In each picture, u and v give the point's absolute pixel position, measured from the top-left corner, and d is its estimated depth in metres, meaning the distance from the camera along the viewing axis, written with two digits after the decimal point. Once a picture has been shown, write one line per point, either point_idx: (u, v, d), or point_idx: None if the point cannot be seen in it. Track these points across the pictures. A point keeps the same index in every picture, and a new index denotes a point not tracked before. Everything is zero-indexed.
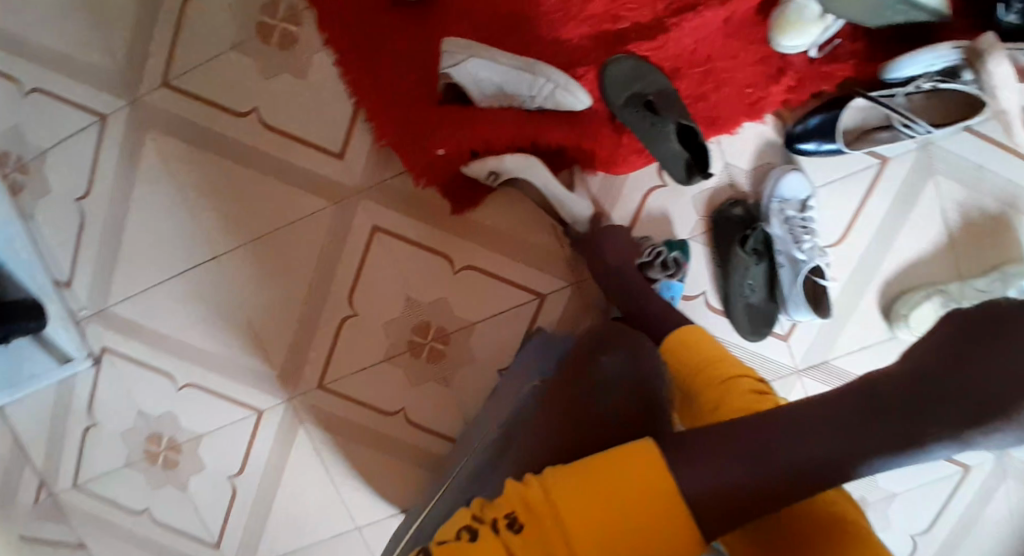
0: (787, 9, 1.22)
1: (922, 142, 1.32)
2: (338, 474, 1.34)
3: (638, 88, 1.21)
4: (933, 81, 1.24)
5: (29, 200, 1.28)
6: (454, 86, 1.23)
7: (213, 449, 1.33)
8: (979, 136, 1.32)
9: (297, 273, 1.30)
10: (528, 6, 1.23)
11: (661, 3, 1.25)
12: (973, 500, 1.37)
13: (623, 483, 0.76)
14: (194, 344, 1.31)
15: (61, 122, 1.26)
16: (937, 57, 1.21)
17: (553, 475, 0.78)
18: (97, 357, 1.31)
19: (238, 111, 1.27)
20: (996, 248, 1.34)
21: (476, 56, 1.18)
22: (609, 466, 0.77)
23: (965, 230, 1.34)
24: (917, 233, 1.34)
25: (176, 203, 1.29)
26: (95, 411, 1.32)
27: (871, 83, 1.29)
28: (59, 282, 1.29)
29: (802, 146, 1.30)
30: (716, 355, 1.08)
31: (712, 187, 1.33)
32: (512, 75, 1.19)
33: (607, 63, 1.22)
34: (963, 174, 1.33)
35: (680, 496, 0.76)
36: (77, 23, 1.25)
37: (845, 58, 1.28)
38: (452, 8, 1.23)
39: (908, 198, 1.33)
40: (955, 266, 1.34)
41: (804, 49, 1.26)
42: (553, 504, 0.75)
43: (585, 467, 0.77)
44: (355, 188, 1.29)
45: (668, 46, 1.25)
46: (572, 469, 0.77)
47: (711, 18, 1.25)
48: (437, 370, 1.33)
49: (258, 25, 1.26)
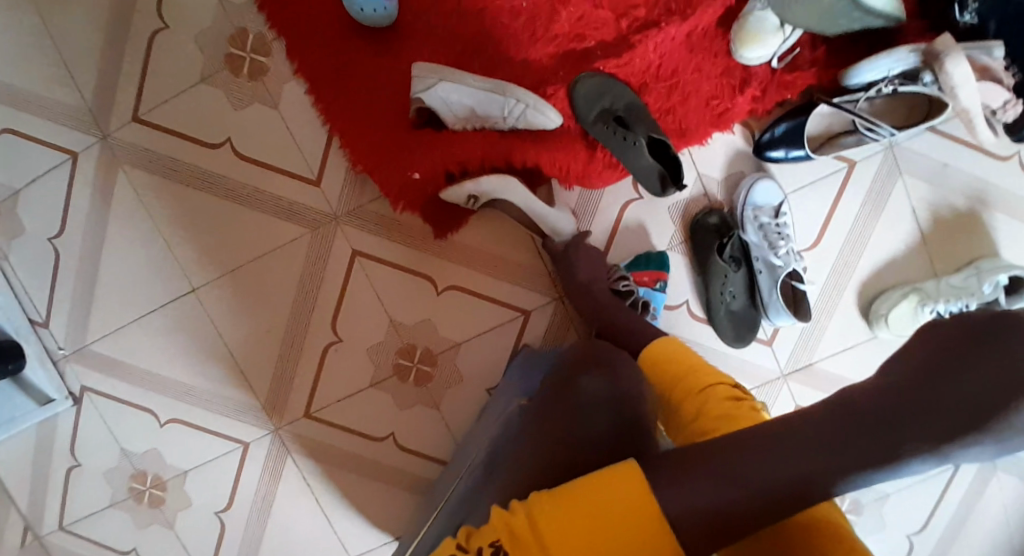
0: (747, 21, 1.25)
1: (887, 145, 1.34)
2: (328, 503, 1.32)
3: (608, 104, 1.25)
4: (894, 85, 1.27)
5: (1, 240, 1.26)
6: (426, 110, 1.23)
7: (200, 484, 1.31)
8: (944, 136, 1.34)
9: (279, 302, 1.30)
10: (494, 29, 1.26)
11: (624, 21, 1.28)
12: (963, 495, 1.38)
13: (603, 508, 0.79)
14: (176, 379, 1.30)
15: (31, 161, 1.25)
16: (896, 61, 1.24)
17: (535, 503, 0.81)
18: (76, 397, 1.29)
19: (211, 143, 1.27)
20: (969, 245, 1.36)
21: (446, 80, 1.20)
22: (589, 492, 0.80)
23: (937, 228, 1.36)
24: (890, 233, 1.36)
25: (152, 238, 1.28)
26: (77, 452, 1.30)
27: (834, 89, 1.32)
28: (36, 323, 1.28)
29: (771, 154, 1.32)
30: (691, 364, 1.10)
31: (687, 198, 1.35)
32: (483, 98, 1.21)
33: (574, 82, 1.24)
34: (931, 172, 1.35)
35: (663, 517, 0.78)
36: (42, 61, 1.25)
37: (806, 67, 1.31)
38: (421, 34, 1.25)
39: (880, 198, 1.35)
40: (930, 264, 1.37)
41: (766, 59, 1.29)
42: (538, 531, 0.79)
43: (566, 493, 0.80)
44: (332, 215, 1.29)
45: (634, 62, 1.28)
46: (553, 496, 0.80)
47: (675, 34, 1.28)
48: (424, 392, 1.32)
49: (227, 58, 1.26)
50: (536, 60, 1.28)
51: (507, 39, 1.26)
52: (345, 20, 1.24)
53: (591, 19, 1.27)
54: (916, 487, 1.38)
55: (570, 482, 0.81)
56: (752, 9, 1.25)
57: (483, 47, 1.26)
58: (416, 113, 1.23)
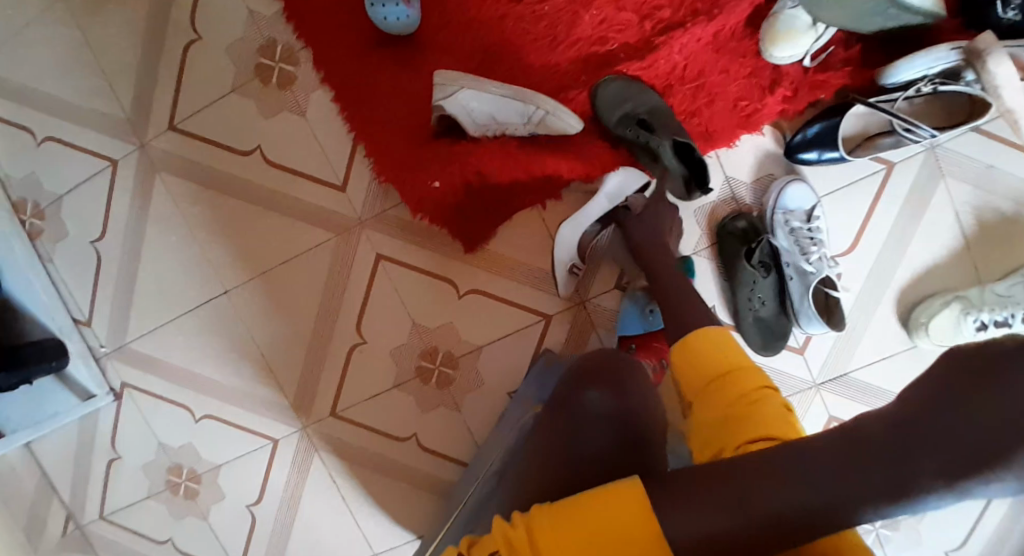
0: (777, 20, 1.22)
1: (927, 146, 1.29)
2: (353, 501, 1.36)
3: (628, 110, 1.23)
4: (934, 84, 1.20)
5: (47, 243, 1.33)
6: (447, 119, 1.24)
7: (232, 479, 1.36)
8: (989, 136, 1.28)
9: (306, 304, 1.33)
10: (516, 34, 1.26)
11: (648, 23, 1.26)
12: (1007, 512, 1.32)
13: (603, 528, 0.79)
14: (209, 378, 1.35)
15: (74, 169, 1.32)
16: (935, 59, 1.18)
17: (537, 517, 0.81)
18: (117, 393, 1.36)
19: (241, 150, 1.31)
20: (1015, 251, 1.30)
21: (466, 87, 1.20)
22: (593, 513, 0.79)
23: (982, 233, 1.30)
24: (932, 238, 1.30)
25: (187, 241, 1.33)
26: (119, 444, 1.37)
27: (869, 90, 1.27)
28: (79, 321, 1.35)
29: (802, 156, 1.27)
30: (731, 364, 0.97)
31: (713, 202, 1.32)
32: (503, 104, 1.21)
33: (595, 86, 1.24)
34: (978, 175, 1.29)
35: (663, 539, 0.78)
36: (84, 74, 1.30)
37: (840, 66, 1.26)
38: (443, 40, 1.26)
39: (922, 202, 1.30)
40: (974, 271, 1.30)
41: (798, 58, 1.24)
42: (536, 546, 0.79)
43: (568, 511, 0.80)
44: (356, 221, 1.31)
45: (658, 65, 1.26)
46: (556, 513, 0.80)
47: (700, 35, 1.25)
48: (447, 395, 1.33)
49: (257, 67, 1.29)
50: (559, 63, 1.27)
51: (530, 42, 1.26)
52: (370, 28, 1.26)
53: (613, 22, 1.26)
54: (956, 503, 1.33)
55: (575, 500, 0.81)
56: (782, 8, 1.22)
57: (505, 52, 1.26)
58: (438, 119, 1.24)
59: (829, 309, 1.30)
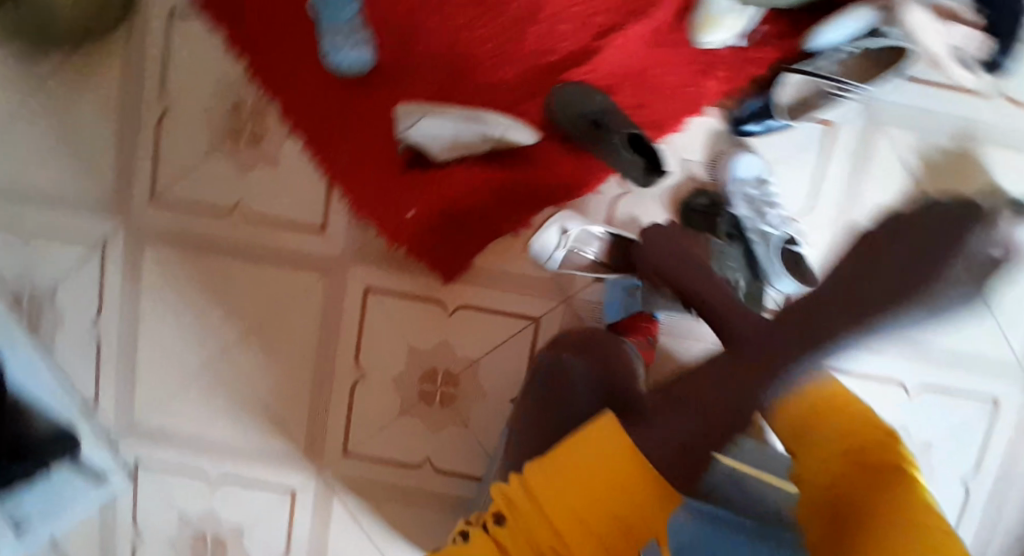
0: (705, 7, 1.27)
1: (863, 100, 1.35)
2: (377, 535, 1.42)
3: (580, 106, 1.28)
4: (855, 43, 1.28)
5: (48, 331, 1.38)
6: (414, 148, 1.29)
7: (256, 539, 1.42)
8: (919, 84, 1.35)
9: (302, 347, 1.37)
10: (467, 59, 1.33)
11: (587, 29, 1.33)
12: (1014, 430, 1.37)
13: (582, 470, 0.99)
14: (221, 436, 1.39)
15: (65, 253, 1.36)
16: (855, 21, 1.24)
17: (529, 486, 1.01)
18: (133, 469, 1.40)
19: (223, 208, 1.36)
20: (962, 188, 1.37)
21: (429, 114, 1.27)
22: (571, 469, 0.99)
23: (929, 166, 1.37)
24: (882, 175, 1.37)
25: (181, 307, 1.38)
26: (139, 525, 1.42)
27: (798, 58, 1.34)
28: (88, 401, 1.39)
29: (747, 128, 1.35)
30: None
31: (672, 185, 1.39)
32: (465, 128, 1.27)
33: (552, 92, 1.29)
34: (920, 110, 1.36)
35: (631, 460, 0.98)
36: (62, 159, 1.35)
37: (767, 42, 1.34)
38: (401, 75, 1.33)
39: (869, 142, 1.37)
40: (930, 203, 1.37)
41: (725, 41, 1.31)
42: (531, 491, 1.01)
43: (551, 470, 1.00)
44: (340, 259, 1.36)
45: (601, 69, 1.34)
46: (542, 476, 1.01)
47: (636, 34, 1.34)
48: (452, 412, 1.39)
49: (228, 128, 1.36)
50: (509, 80, 1.34)
51: (477, 54, 1.33)
52: (324, 71, 1.32)
53: (555, 33, 1.33)
54: (961, 431, 1.38)
55: (552, 458, 1.01)
56: None
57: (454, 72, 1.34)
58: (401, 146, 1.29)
59: (799, 267, 1.34)
